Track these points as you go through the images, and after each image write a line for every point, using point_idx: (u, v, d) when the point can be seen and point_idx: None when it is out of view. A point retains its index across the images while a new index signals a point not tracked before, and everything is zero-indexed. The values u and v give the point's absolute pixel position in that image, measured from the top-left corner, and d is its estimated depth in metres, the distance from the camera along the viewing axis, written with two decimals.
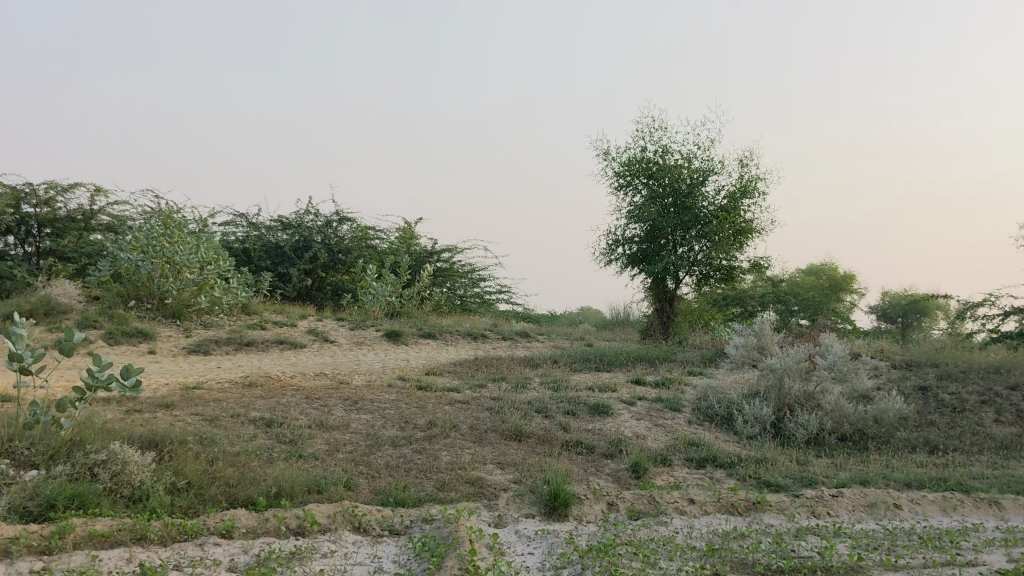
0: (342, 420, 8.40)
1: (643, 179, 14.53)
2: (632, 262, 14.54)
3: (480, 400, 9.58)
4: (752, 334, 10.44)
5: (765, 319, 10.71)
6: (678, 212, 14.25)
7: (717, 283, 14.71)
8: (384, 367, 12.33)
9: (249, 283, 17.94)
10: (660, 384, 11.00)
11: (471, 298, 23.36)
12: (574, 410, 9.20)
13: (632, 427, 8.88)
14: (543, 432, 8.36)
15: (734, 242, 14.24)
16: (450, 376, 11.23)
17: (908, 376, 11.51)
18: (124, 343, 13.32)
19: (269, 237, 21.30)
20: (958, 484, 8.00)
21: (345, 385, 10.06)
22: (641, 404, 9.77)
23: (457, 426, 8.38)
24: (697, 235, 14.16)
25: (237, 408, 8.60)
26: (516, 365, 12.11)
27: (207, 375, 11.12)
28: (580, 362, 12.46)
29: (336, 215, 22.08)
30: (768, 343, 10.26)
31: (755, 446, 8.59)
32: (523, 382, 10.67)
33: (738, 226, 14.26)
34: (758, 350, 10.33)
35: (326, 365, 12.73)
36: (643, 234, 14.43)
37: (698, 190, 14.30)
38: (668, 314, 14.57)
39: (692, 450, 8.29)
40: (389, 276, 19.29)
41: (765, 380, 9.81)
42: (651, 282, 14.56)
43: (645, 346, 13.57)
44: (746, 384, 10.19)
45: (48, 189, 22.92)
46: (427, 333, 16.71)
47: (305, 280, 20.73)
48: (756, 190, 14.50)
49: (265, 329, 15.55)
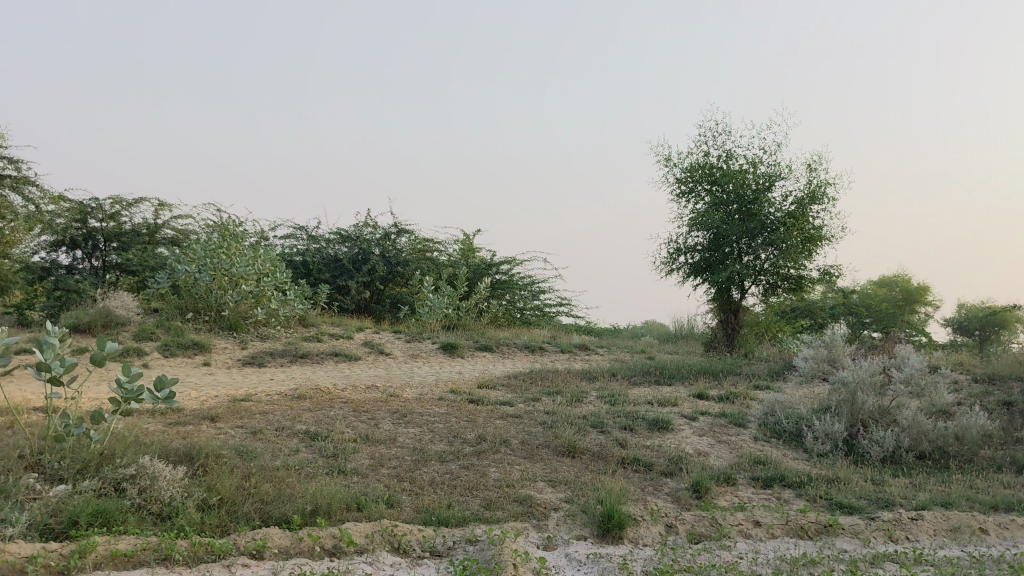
0: (389, 434, 8.10)
1: (706, 185, 14.06)
2: (695, 271, 14.05)
3: (534, 414, 9.19)
4: (824, 345, 9.84)
5: (836, 329, 10.15)
6: (743, 219, 13.72)
7: (785, 294, 14.10)
8: (437, 380, 12.02)
9: (307, 295, 17.84)
10: (724, 398, 10.49)
11: (531, 311, 23.00)
12: (631, 425, 8.76)
13: (694, 443, 8.40)
14: (599, 448, 7.94)
15: (803, 250, 13.64)
16: (504, 389, 10.86)
17: (991, 390, 10.79)
18: (179, 354, 13.25)
19: (328, 249, 21.24)
20: None
21: (395, 397, 9.77)
22: (703, 419, 9.28)
23: (508, 441, 8.01)
24: (763, 244, 13.60)
25: (283, 421, 8.35)
26: (573, 378, 11.69)
27: (258, 387, 10.93)
28: (640, 375, 12.00)
29: (395, 227, 21.96)
30: (839, 354, 9.71)
31: (826, 464, 8.03)
32: (580, 396, 10.26)
33: (808, 233, 13.66)
34: (829, 362, 9.79)
35: (379, 377, 12.46)
36: (706, 243, 13.93)
37: (764, 196, 13.75)
38: (733, 325, 14.02)
39: (758, 468, 7.79)
40: (447, 288, 19.04)
41: (836, 394, 9.24)
42: (715, 292, 14.03)
43: (708, 358, 13.03)
44: (816, 398, 9.62)
45: (114, 203, 23.23)
46: (484, 345, 16.38)
47: (363, 292, 20.61)
48: (825, 195, 13.89)
49: (321, 341, 15.38)
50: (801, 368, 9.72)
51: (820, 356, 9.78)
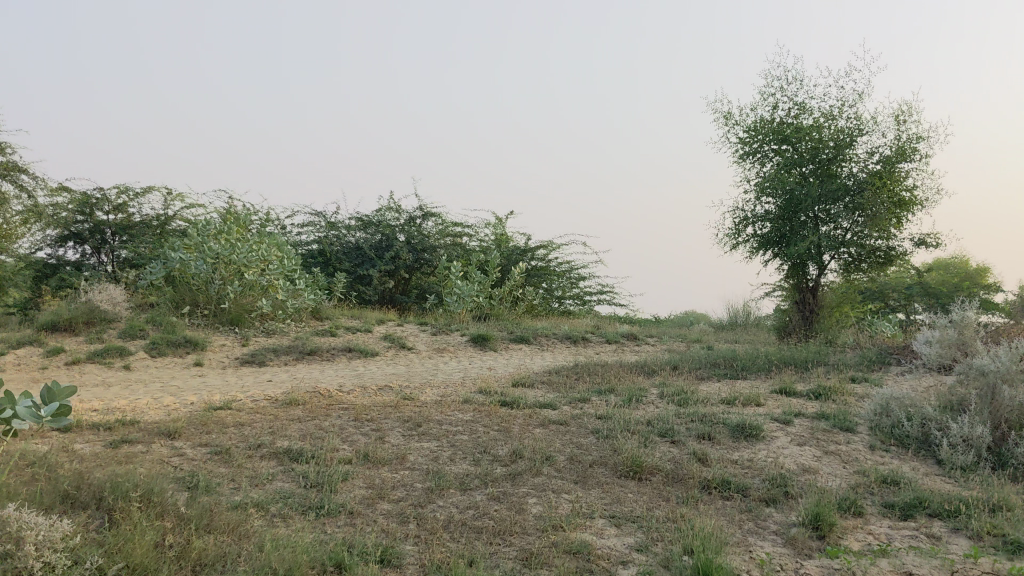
0: (397, 450, 6.21)
1: (776, 143, 12.10)
2: (765, 245, 12.04)
3: (583, 420, 7.27)
4: (950, 326, 7.79)
5: (964, 306, 8.08)
6: (821, 182, 11.70)
7: (871, 270, 12.08)
8: (465, 378, 10.10)
9: (321, 285, 16.02)
10: (817, 395, 8.50)
11: (571, 299, 21.07)
12: (710, 432, 6.80)
13: (794, 457, 6.44)
14: (672, 468, 6.02)
15: (893, 217, 11.60)
16: (544, 389, 8.94)
17: None
18: (169, 353, 11.47)
19: (347, 236, 19.47)
20: None
21: (411, 401, 7.88)
22: (799, 423, 7.31)
23: (552, 459, 6.10)
24: (846, 209, 11.61)
25: (263, 435, 6.51)
26: (626, 373, 9.71)
27: (248, 391, 9.08)
28: (708, 369, 10.01)
29: (420, 211, 20.11)
30: (972, 338, 7.67)
31: (977, 483, 6.03)
32: (638, 395, 8.31)
33: (898, 196, 11.61)
34: (959, 348, 7.78)
35: (395, 376, 10.58)
36: (778, 211, 11.94)
37: (845, 154, 11.77)
38: (811, 308, 12.01)
39: (892, 491, 5.81)
40: (476, 274, 17.14)
41: (971, 387, 7.20)
42: (789, 269, 12.07)
43: (785, 347, 11.02)
44: (939, 393, 7.60)
45: (120, 193, 21.63)
46: (519, 337, 14.46)
47: (387, 282, 18.82)
48: (917, 152, 11.81)
49: (334, 336, 13.55)
50: (925, 358, 7.77)
51: (949, 341, 7.76)
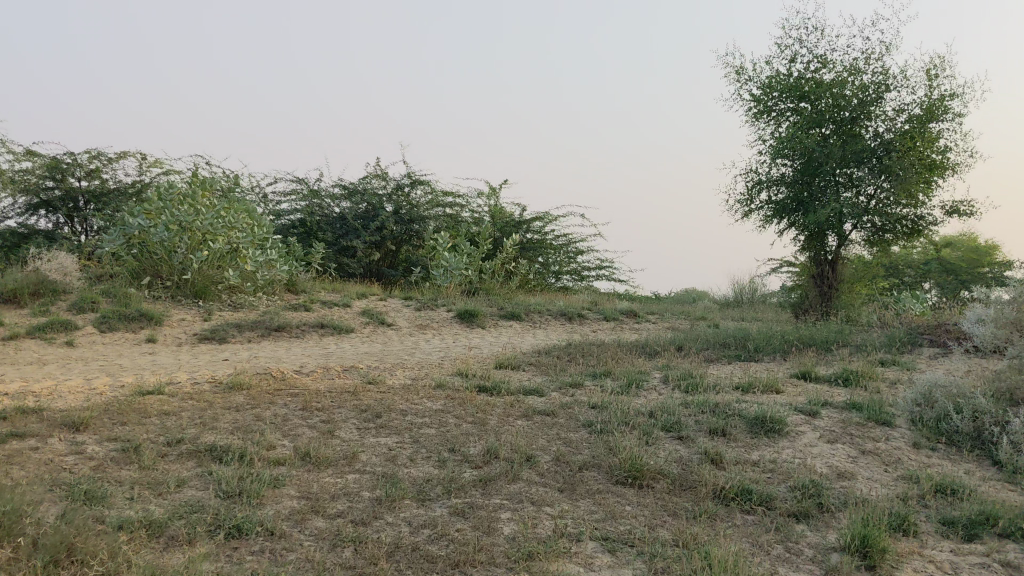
0: (347, 448, 5.14)
1: (794, 101, 11.04)
2: (780, 212, 10.98)
3: (573, 410, 6.19)
4: (1007, 303, 6.99)
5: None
6: (844, 142, 10.62)
7: (895, 241, 11.06)
8: (444, 359, 8.99)
9: (298, 256, 14.88)
10: (842, 381, 7.45)
11: (568, 274, 19.96)
12: (723, 427, 5.73)
13: (826, 459, 5.37)
14: (680, 473, 4.94)
15: (922, 182, 10.53)
16: (532, 372, 7.87)
17: None
18: (121, 328, 10.37)
19: (331, 206, 18.34)
20: None
21: (374, 385, 6.78)
22: (828, 415, 6.23)
23: (533, 460, 5.03)
24: (870, 172, 10.55)
25: (189, 426, 5.42)
26: (625, 353, 8.61)
27: (194, 371, 7.98)
28: (716, 350, 8.94)
29: (408, 178, 18.90)
30: None
31: None
32: (638, 380, 7.21)
33: (928, 159, 10.52)
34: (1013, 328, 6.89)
35: (367, 355, 9.50)
36: (795, 174, 10.86)
37: (869, 112, 10.71)
38: (830, 283, 11.16)
39: (951, 504, 4.74)
40: (466, 245, 15.99)
41: None
42: (806, 240, 11.11)
43: (803, 325, 9.95)
44: (990, 379, 6.54)
45: (93, 158, 20.47)
46: (509, 314, 13.36)
47: (372, 255, 17.73)
48: (950, 109, 10.70)
49: (308, 310, 12.43)
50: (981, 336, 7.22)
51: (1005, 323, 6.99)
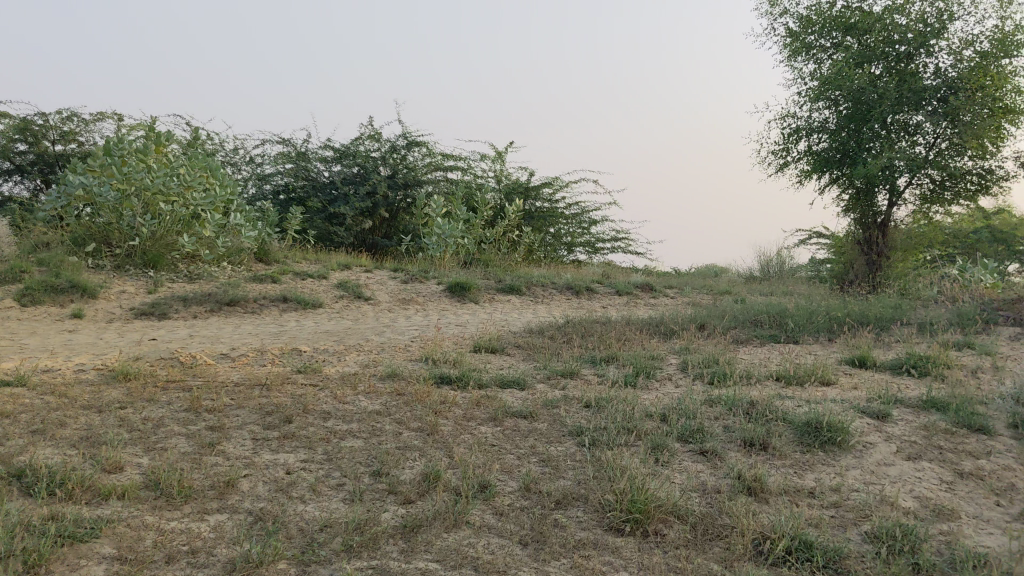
0: (224, 473, 3.58)
1: (837, 35, 9.79)
2: (820, 164, 9.73)
3: (558, 411, 4.61)
4: None
5: None
6: (898, 81, 9.33)
7: (955, 200, 9.74)
8: (413, 339, 7.40)
9: (274, 223, 13.32)
10: (907, 370, 5.82)
11: (581, 245, 18.36)
12: (762, 439, 4.14)
13: (909, 487, 3.77)
14: (702, 513, 3.35)
15: (991, 128, 9.09)
16: (516, 356, 6.28)
17: None
18: (44, 302, 8.87)
19: (319, 170, 16.70)
20: None
21: (304, 376, 5.22)
22: (902, 419, 4.62)
23: (489, 491, 3.45)
24: (930, 117, 9.24)
25: (14, 437, 3.89)
26: (634, 333, 7.00)
27: (99, 355, 6.44)
28: (746, 329, 7.33)
29: (404, 139, 17.23)
30: None
31: None
32: (648, 368, 5.61)
33: (1000, 101, 9.12)
34: None
35: (328, 334, 7.93)
36: (839, 120, 9.64)
37: (928, 47, 9.35)
38: (878, 249, 9.94)
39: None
40: (462, 209, 14.38)
41: None
42: (851, 199, 9.80)
43: (851, 300, 8.31)
44: None
45: (69, 120, 18.98)
46: (508, 287, 11.76)
47: (362, 223, 16.16)
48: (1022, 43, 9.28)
49: (274, 282, 10.86)
50: None
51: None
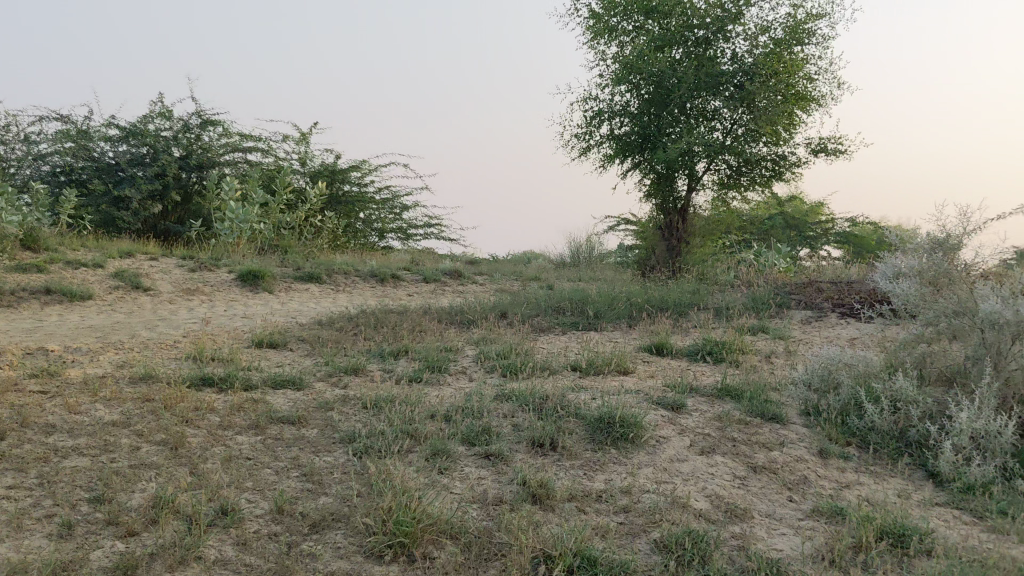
0: None
1: (639, 18, 9.77)
2: (623, 147, 9.70)
3: (331, 414, 4.12)
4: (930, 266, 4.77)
5: None
6: (698, 66, 9.43)
7: (750, 187, 9.97)
8: (187, 334, 6.69)
9: (44, 206, 12.05)
10: (703, 357, 5.70)
11: (391, 232, 17.84)
12: (552, 438, 3.81)
13: (703, 485, 3.54)
14: (479, 530, 2.97)
15: (783, 115, 9.42)
16: (298, 352, 5.73)
17: None
18: None
19: (102, 150, 15.36)
20: None
21: (36, 381, 4.48)
22: (698, 410, 4.43)
23: (231, 517, 2.94)
24: (727, 102, 9.40)
25: None
26: (430, 324, 6.59)
27: None
28: (547, 317, 7.07)
29: (198, 117, 16.12)
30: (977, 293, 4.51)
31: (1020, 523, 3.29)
32: (439, 362, 5.21)
33: (791, 89, 9.39)
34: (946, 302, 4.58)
35: (90, 329, 7.09)
36: (641, 103, 9.64)
37: (725, 33, 9.51)
38: (677, 235, 9.99)
39: (914, 556, 2.96)
40: (260, 192, 13.54)
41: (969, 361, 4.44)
42: (653, 184, 9.81)
43: (652, 285, 8.24)
44: (887, 355, 4.91)
45: None
46: (307, 275, 11.09)
47: (152, 207, 14.98)
48: (811, 33, 9.61)
49: (40, 273, 9.76)
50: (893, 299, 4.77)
51: (928, 240, 4.93)
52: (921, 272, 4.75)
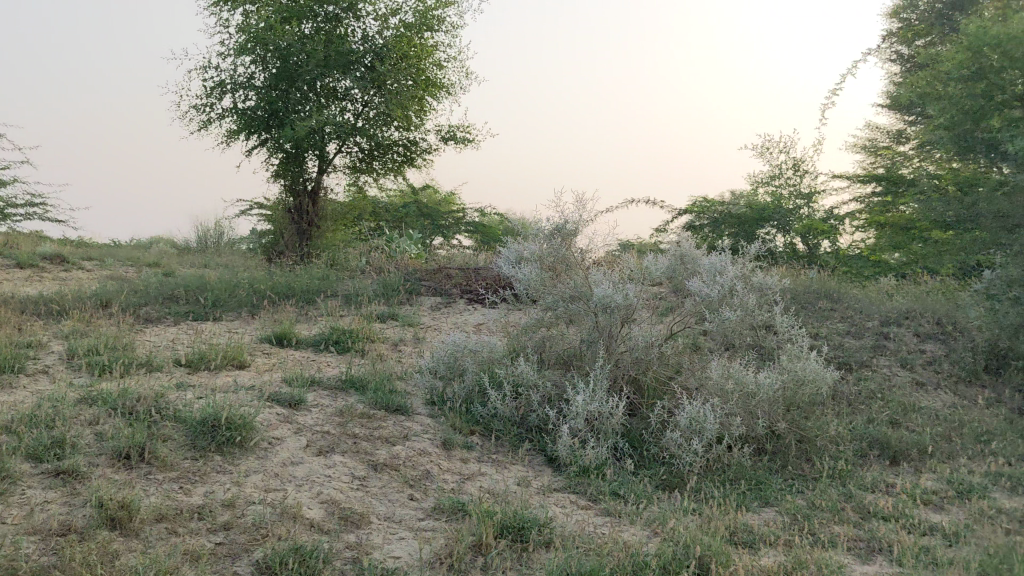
0: None
1: None
2: (251, 123, 9.30)
3: None
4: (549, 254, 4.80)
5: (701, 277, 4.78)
6: (327, 44, 9.30)
7: (382, 172, 10.04)
8: None
9: None
10: (329, 347, 5.35)
11: None
12: (143, 448, 3.26)
13: (317, 489, 3.19)
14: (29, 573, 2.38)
15: (412, 100, 9.68)
16: None
17: (855, 330, 6.86)
18: None
19: None
20: None
21: None
22: (318, 405, 4.08)
23: None
24: (357, 83, 9.38)
25: None
26: (9, 316, 5.60)
27: None
28: (157, 306, 6.33)
29: None
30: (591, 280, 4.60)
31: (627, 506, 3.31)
32: (11, 360, 4.37)
33: (419, 74, 9.62)
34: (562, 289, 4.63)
35: None
36: (269, 78, 9.31)
37: (355, 13, 9.49)
38: (309, 219, 9.63)
39: (533, 550, 2.85)
40: None
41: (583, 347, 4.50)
42: (282, 164, 9.49)
43: (278, 271, 7.76)
44: (510, 341, 4.88)
45: None
46: None
47: None
48: (437, 22, 9.92)
49: None
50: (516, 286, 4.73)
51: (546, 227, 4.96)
52: (540, 257, 4.75)
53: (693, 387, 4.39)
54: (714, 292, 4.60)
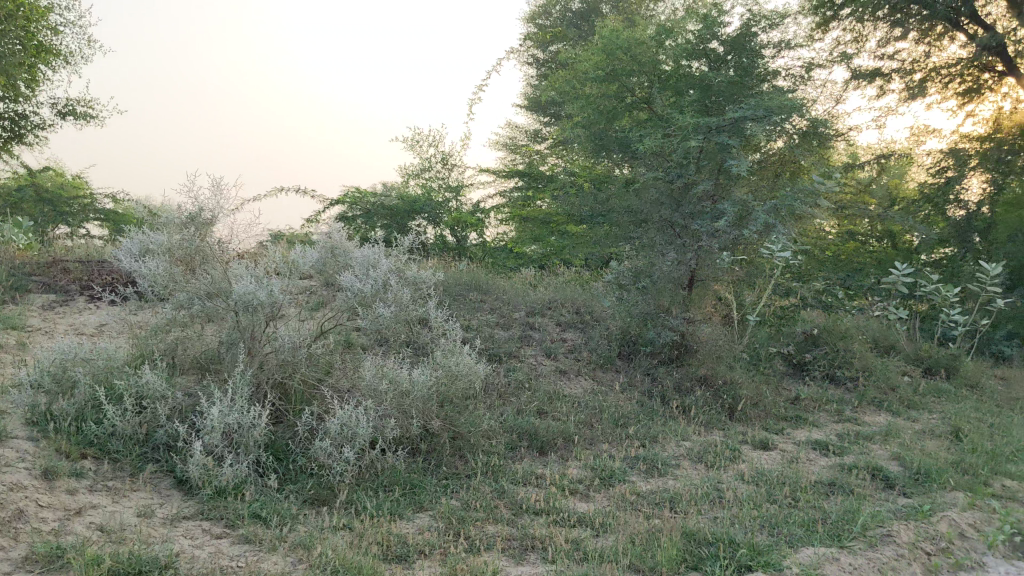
0: None
1: None
2: None
3: None
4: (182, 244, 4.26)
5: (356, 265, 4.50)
6: None
7: None
8: None
9: None
10: None
11: None
12: None
13: None
14: None
15: (21, 67, 8.57)
16: None
17: (504, 319, 6.99)
18: None
19: None
20: (721, 537, 3.51)
21: None
22: None
23: None
24: None
25: None
26: None
27: None
28: None
29: None
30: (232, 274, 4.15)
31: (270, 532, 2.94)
32: None
33: (29, 42, 8.65)
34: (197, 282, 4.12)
35: None
36: None
37: None
38: None
39: None
40: None
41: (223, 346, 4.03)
42: None
43: None
44: (137, 345, 4.28)
45: None
46: None
47: None
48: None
49: None
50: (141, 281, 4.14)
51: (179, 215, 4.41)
52: (170, 249, 4.20)
53: (345, 388, 4.08)
54: (366, 286, 4.32)
